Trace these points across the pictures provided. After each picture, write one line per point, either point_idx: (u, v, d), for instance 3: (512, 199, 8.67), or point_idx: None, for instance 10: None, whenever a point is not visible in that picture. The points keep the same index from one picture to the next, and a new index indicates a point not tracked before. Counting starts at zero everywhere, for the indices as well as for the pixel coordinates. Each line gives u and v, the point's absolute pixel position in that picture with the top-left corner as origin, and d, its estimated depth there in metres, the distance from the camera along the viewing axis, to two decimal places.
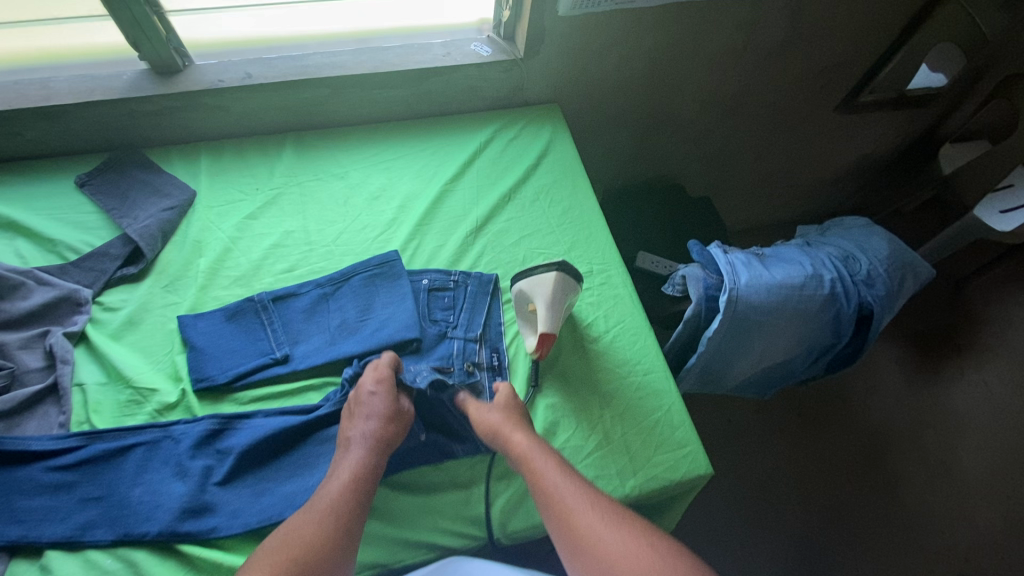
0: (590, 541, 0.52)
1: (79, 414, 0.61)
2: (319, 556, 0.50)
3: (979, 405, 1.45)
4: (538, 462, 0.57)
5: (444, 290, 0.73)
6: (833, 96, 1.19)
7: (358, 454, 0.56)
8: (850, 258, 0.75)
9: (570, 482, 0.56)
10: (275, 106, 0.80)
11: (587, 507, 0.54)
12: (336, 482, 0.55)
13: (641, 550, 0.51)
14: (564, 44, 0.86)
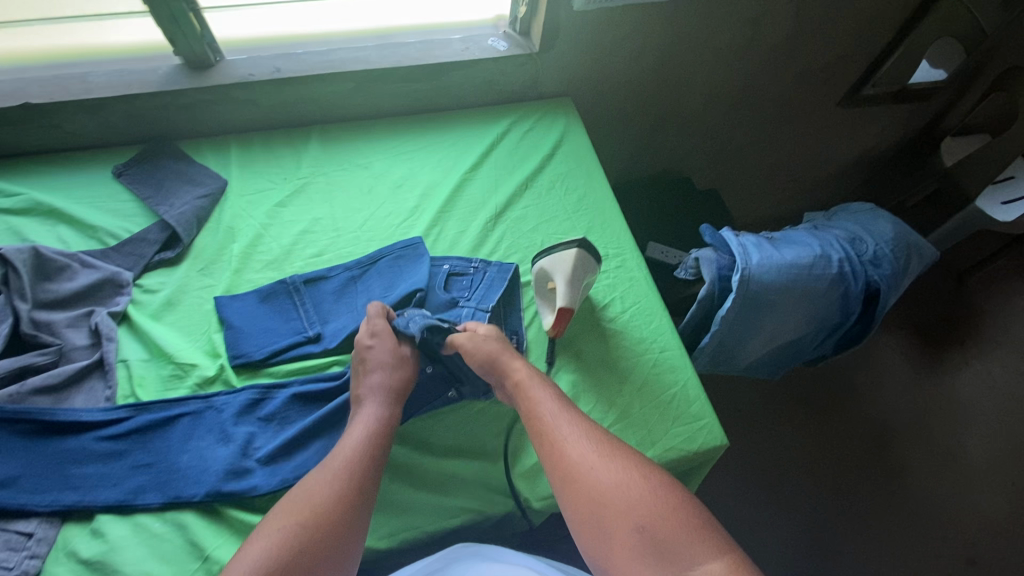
0: (578, 464, 0.55)
1: (123, 388, 0.64)
2: (341, 504, 0.53)
3: (983, 393, 1.47)
4: (533, 392, 0.61)
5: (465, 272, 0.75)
6: (837, 90, 1.22)
7: (372, 406, 0.61)
8: (857, 239, 0.78)
9: (563, 413, 0.59)
10: (303, 100, 0.84)
11: (579, 434, 0.57)
12: (355, 434, 0.58)
13: (628, 479, 0.53)
14: (578, 38, 0.89)
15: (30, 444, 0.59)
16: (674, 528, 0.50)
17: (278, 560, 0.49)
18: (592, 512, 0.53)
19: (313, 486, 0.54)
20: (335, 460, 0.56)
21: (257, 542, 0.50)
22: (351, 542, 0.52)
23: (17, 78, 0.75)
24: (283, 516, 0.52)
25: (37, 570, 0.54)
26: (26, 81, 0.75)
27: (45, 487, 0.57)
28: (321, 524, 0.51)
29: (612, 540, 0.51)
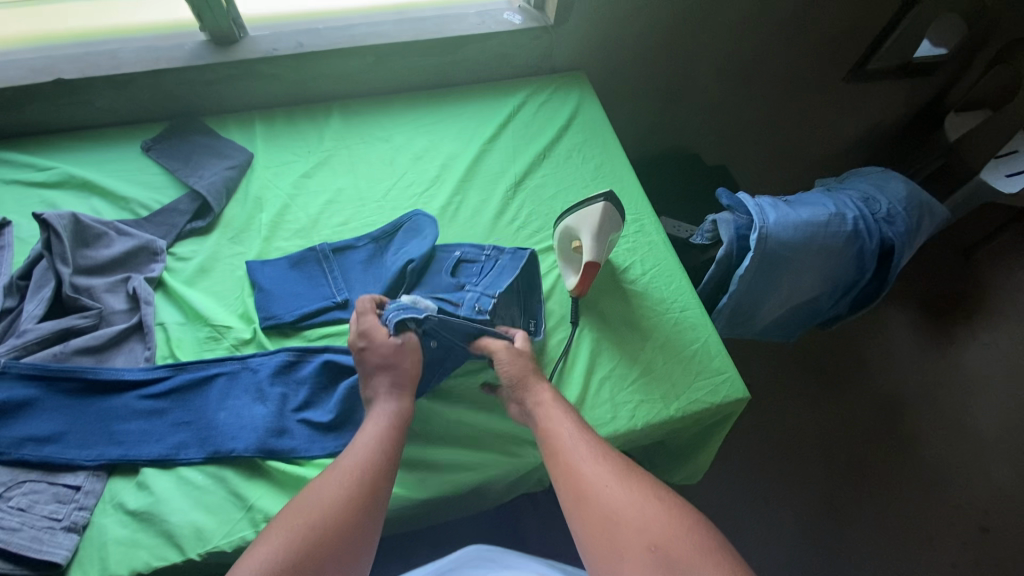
0: (597, 490, 0.54)
1: (161, 352, 0.66)
2: (346, 504, 0.52)
3: (991, 367, 1.49)
4: (549, 408, 0.60)
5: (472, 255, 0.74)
6: (843, 65, 1.24)
7: (387, 405, 0.59)
8: (871, 199, 0.79)
9: (580, 432, 0.58)
10: (324, 75, 0.86)
11: (594, 453, 0.56)
12: (369, 433, 0.57)
13: (643, 501, 0.53)
14: (591, 11, 0.91)
15: (76, 401, 0.61)
16: (689, 553, 0.49)
17: (286, 560, 0.48)
18: (604, 534, 0.52)
19: (325, 486, 0.53)
20: (350, 458, 0.55)
21: (269, 540, 0.49)
22: (366, 539, 0.52)
23: (49, 55, 0.77)
24: (296, 513, 0.51)
25: (87, 520, 0.55)
26: (57, 58, 0.77)
27: (91, 442, 0.59)
28: (335, 525, 0.50)
29: (624, 561, 0.50)
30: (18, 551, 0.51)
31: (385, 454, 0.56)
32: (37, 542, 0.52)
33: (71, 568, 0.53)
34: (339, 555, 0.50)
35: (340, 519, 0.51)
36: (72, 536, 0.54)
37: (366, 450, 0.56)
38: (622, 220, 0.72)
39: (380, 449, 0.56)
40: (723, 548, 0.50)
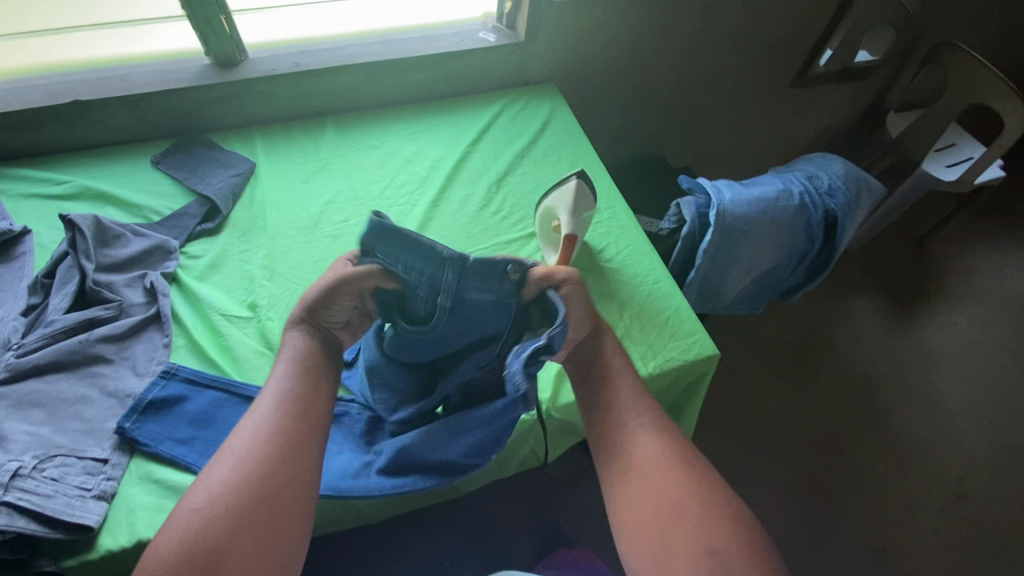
0: (659, 471, 0.57)
1: (209, 369, 0.69)
2: (273, 457, 0.51)
3: (952, 344, 1.59)
4: (616, 375, 0.64)
5: (449, 283, 0.58)
6: (789, 71, 1.36)
7: (297, 335, 0.60)
8: (814, 176, 0.89)
9: (649, 419, 0.61)
10: (317, 93, 0.94)
11: (657, 442, 0.59)
12: (280, 377, 0.57)
13: (702, 499, 0.55)
14: (557, 28, 1.02)
15: (206, 412, 0.65)
16: (743, 560, 0.51)
17: (216, 523, 0.47)
18: (657, 523, 0.54)
19: (255, 421, 0.53)
20: (273, 388, 0.56)
21: (199, 492, 0.49)
22: (309, 474, 0.53)
23: (65, 80, 0.85)
24: (229, 448, 0.52)
25: (114, 490, 0.59)
26: (72, 83, 0.84)
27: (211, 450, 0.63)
28: (271, 456, 0.51)
29: (674, 547, 0.53)
30: (53, 515, 0.54)
31: (315, 383, 0.58)
32: (71, 507, 0.55)
33: (101, 533, 0.57)
34: (291, 499, 0.50)
35: (278, 446, 0.52)
36: (103, 503, 0.57)
37: (291, 379, 0.57)
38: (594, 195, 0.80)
39: (306, 378, 0.58)
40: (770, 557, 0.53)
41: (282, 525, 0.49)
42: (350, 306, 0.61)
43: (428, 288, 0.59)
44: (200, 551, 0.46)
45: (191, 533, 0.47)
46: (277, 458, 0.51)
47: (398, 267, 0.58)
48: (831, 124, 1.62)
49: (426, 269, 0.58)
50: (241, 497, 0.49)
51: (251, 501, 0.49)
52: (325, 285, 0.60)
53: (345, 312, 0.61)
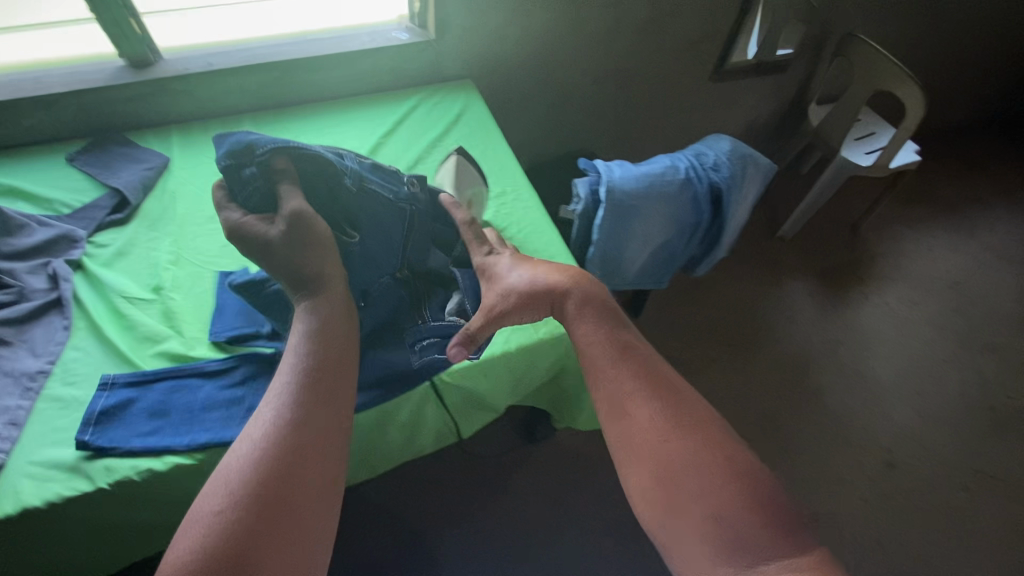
0: (655, 443, 0.55)
1: (125, 370, 0.70)
2: (293, 437, 0.52)
3: (882, 323, 1.66)
4: (590, 338, 0.66)
5: (340, 161, 0.69)
6: (706, 67, 1.43)
7: (303, 322, 0.62)
8: (701, 154, 0.95)
9: (638, 378, 0.61)
10: (233, 90, 0.98)
11: (650, 405, 0.58)
12: (290, 363, 0.58)
13: (701, 458, 0.53)
14: (467, 26, 1.06)
15: (170, 392, 0.68)
16: (752, 517, 0.48)
17: (242, 506, 0.46)
18: (656, 487, 0.53)
19: (274, 407, 0.54)
20: (290, 371, 0.57)
21: (220, 480, 0.49)
22: (332, 454, 0.54)
23: None
24: (249, 435, 0.52)
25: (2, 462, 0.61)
26: None
27: (185, 431, 0.65)
28: (291, 438, 0.52)
29: (681, 521, 0.51)
30: None
31: (333, 365, 0.59)
32: None
33: None
34: (317, 476, 0.51)
35: (301, 431, 0.52)
36: None
37: (303, 365, 0.58)
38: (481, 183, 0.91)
39: (325, 360, 0.59)
40: (779, 508, 0.49)
41: (309, 502, 0.50)
42: (328, 243, 0.66)
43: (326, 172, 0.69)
44: (228, 533, 0.45)
45: (214, 523, 0.45)
46: (300, 438, 0.52)
47: (284, 156, 0.66)
48: (759, 116, 1.69)
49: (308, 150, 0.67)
50: (270, 479, 0.49)
51: (282, 482, 0.49)
52: (285, 229, 0.63)
53: (326, 255, 0.66)
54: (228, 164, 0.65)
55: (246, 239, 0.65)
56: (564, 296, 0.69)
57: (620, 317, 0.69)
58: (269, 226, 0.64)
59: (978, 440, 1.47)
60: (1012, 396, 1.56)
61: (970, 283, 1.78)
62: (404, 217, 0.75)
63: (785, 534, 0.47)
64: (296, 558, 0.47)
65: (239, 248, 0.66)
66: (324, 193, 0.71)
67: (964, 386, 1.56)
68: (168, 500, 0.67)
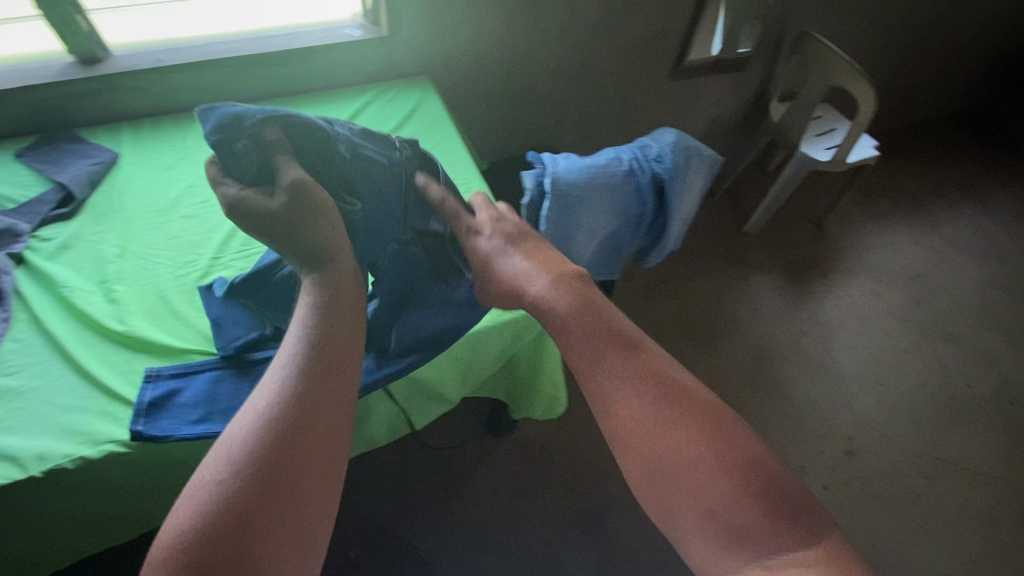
0: (653, 439, 0.50)
1: (61, 361, 0.70)
2: (296, 408, 0.48)
3: (845, 315, 1.69)
4: (564, 319, 0.59)
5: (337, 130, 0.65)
6: (665, 64, 1.45)
7: (311, 290, 0.58)
8: (645, 145, 0.97)
9: (618, 359, 0.54)
10: (184, 87, 0.99)
11: (633, 390, 0.52)
12: (297, 331, 0.54)
13: (696, 447, 0.49)
14: (419, 22, 1.08)
15: (215, 381, 0.70)
16: (752, 508, 0.46)
17: (241, 481, 0.43)
18: (656, 483, 0.49)
19: (279, 377, 0.50)
20: (297, 341, 0.53)
21: (220, 450, 0.45)
22: (338, 426, 0.50)
23: None
24: (251, 406, 0.48)
25: None
26: None
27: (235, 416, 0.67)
28: (297, 409, 0.48)
29: (681, 516, 0.48)
30: None
31: (342, 334, 0.55)
32: None
33: None
34: (322, 449, 0.48)
35: (307, 406, 0.48)
36: None
37: (309, 333, 0.54)
38: None
39: (332, 329, 0.55)
40: (777, 495, 0.47)
41: (313, 476, 0.46)
42: (329, 215, 0.62)
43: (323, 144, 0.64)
44: (225, 509, 0.42)
45: (214, 496, 0.42)
46: (304, 409, 0.48)
47: (279, 129, 0.62)
48: (722, 113, 1.72)
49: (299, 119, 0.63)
50: (269, 458, 0.45)
51: (283, 462, 0.45)
52: (286, 199, 0.59)
53: (329, 226, 0.61)
54: (218, 139, 0.60)
55: (250, 217, 0.61)
56: (530, 283, 0.64)
57: (589, 286, 0.63)
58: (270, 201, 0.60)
59: (938, 428, 1.49)
60: (972, 384, 1.59)
61: (931, 275, 1.82)
62: (406, 181, 0.69)
63: (785, 522, 0.46)
64: (297, 543, 0.43)
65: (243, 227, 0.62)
66: (323, 168, 0.66)
67: (924, 375, 1.59)
68: (96, 489, 0.67)
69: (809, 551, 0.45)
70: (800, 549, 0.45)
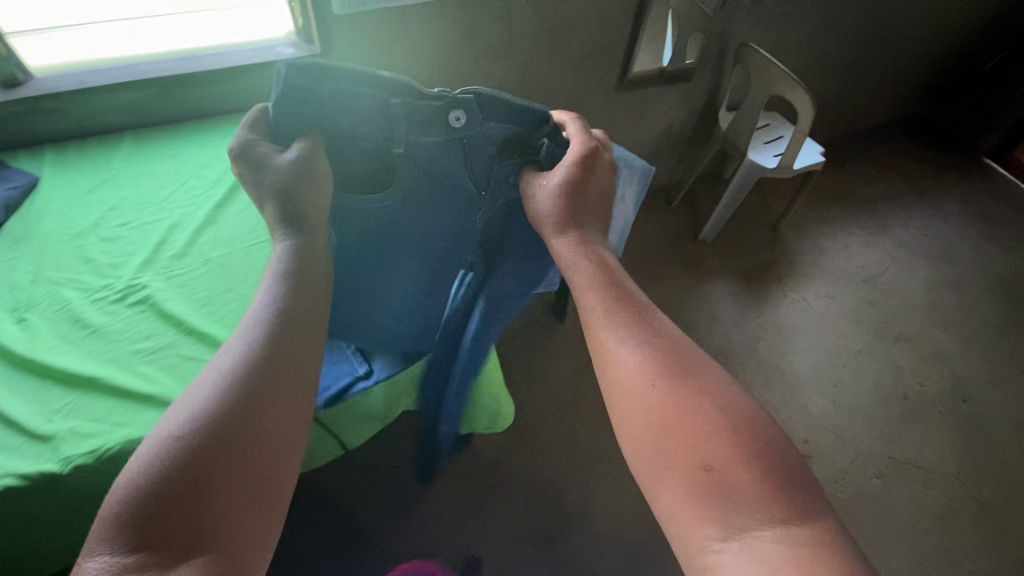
0: (642, 391, 0.52)
1: None
2: (258, 373, 0.50)
3: (800, 318, 1.72)
4: (579, 281, 0.61)
5: (398, 105, 0.58)
6: (609, 77, 1.48)
7: (283, 247, 0.61)
8: None
9: (623, 320, 0.56)
10: (111, 108, 0.97)
11: (636, 349, 0.54)
12: (258, 302, 0.57)
13: (696, 411, 0.49)
14: (351, 39, 1.07)
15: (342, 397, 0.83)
16: (746, 479, 0.46)
17: (199, 436, 0.45)
18: (649, 436, 0.50)
19: (243, 343, 0.52)
20: (263, 309, 0.55)
21: (180, 405, 0.47)
22: (306, 399, 0.54)
23: None
24: (214, 367, 0.50)
25: None
26: None
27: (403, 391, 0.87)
28: (258, 372, 0.50)
29: (667, 474, 0.48)
30: None
31: (310, 309, 0.59)
32: None
33: None
34: (282, 415, 0.51)
35: (267, 369, 0.51)
36: None
37: (277, 302, 0.56)
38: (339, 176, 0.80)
39: (300, 304, 0.58)
40: (773, 473, 0.46)
41: (272, 439, 0.49)
42: (325, 186, 0.64)
43: (377, 119, 0.60)
44: (177, 460, 0.43)
45: (173, 447, 0.44)
46: (264, 375, 0.50)
47: (340, 102, 0.58)
48: (671, 123, 1.75)
49: (364, 93, 0.56)
50: (222, 425, 0.46)
51: (233, 434, 0.46)
52: (294, 170, 0.60)
53: (322, 194, 0.64)
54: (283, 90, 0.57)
55: (259, 165, 0.61)
56: (558, 234, 0.64)
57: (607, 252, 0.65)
58: (278, 155, 0.61)
59: (893, 428, 1.51)
60: (925, 383, 1.61)
61: (883, 277, 1.86)
62: (456, 152, 0.66)
63: (775, 493, 0.45)
64: (256, 503, 0.46)
65: (238, 168, 0.63)
66: (368, 144, 0.64)
67: (878, 376, 1.61)
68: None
69: (798, 534, 0.44)
70: (789, 529, 0.44)
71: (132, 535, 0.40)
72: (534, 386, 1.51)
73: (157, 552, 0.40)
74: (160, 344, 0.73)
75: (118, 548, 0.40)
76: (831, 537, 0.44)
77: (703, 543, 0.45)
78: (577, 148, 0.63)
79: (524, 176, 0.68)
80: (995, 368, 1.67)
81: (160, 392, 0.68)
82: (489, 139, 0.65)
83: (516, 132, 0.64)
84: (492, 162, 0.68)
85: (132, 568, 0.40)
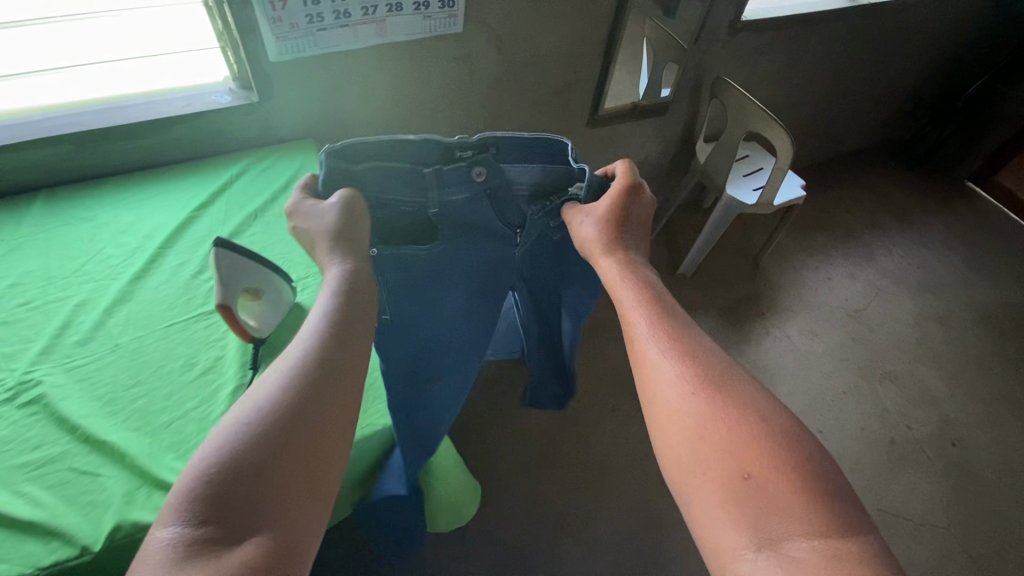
0: (674, 395, 0.53)
1: None
2: (310, 382, 0.52)
3: (784, 358, 1.65)
4: (619, 293, 0.63)
5: (432, 173, 0.64)
6: (580, 113, 1.40)
7: (336, 268, 0.62)
8: None
9: (659, 326, 0.58)
10: (22, 165, 0.88)
11: (669, 357, 0.55)
12: (319, 308, 0.59)
13: (732, 417, 0.50)
14: (294, 86, 0.99)
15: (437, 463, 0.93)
16: (784, 487, 0.45)
17: (261, 440, 0.47)
18: (685, 442, 0.50)
19: (302, 352, 0.55)
20: (317, 323, 0.57)
21: (246, 407, 0.50)
22: (354, 405, 0.56)
23: None
24: (278, 371, 0.53)
25: None
26: None
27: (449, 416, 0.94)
28: (314, 380, 0.53)
29: (702, 478, 0.48)
30: None
31: (354, 321, 0.59)
32: None
33: None
34: (329, 425, 0.51)
35: (324, 378, 0.53)
36: None
37: (335, 311, 0.58)
38: (228, 257, 0.69)
39: (351, 316, 0.59)
40: (814, 486, 0.45)
41: (317, 446, 0.50)
42: (364, 231, 0.66)
43: (411, 185, 0.66)
44: (240, 460, 0.45)
45: (235, 447, 0.46)
46: (315, 383, 0.53)
47: (376, 163, 0.64)
48: (648, 155, 1.69)
49: (403, 161, 0.64)
50: (281, 431, 0.48)
51: (293, 432, 0.48)
52: (338, 214, 0.63)
53: (364, 236, 0.66)
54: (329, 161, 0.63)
55: (306, 227, 0.65)
56: (604, 256, 0.66)
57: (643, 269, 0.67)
58: (320, 208, 0.64)
59: (881, 477, 1.44)
60: (912, 426, 1.55)
61: (868, 310, 1.81)
62: (488, 201, 0.70)
63: (812, 507, 0.44)
64: (307, 507, 0.47)
65: (293, 229, 0.68)
66: (404, 196, 0.67)
67: (864, 419, 1.55)
68: None
69: (836, 546, 0.42)
70: (828, 541, 0.43)
71: (202, 509, 0.43)
72: (505, 439, 1.43)
73: (223, 532, 0.42)
74: (52, 455, 0.64)
75: (186, 522, 0.42)
76: (873, 553, 0.43)
77: (735, 551, 0.44)
78: (619, 184, 0.68)
79: (566, 209, 0.72)
80: (984, 408, 1.61)
81: (42, 518, 0.59)
82: (516, 184, 0.69)
83: (546, 175, 0.69)
84: (525, 205, 0.72)
85: (198, 542, 0.41)
